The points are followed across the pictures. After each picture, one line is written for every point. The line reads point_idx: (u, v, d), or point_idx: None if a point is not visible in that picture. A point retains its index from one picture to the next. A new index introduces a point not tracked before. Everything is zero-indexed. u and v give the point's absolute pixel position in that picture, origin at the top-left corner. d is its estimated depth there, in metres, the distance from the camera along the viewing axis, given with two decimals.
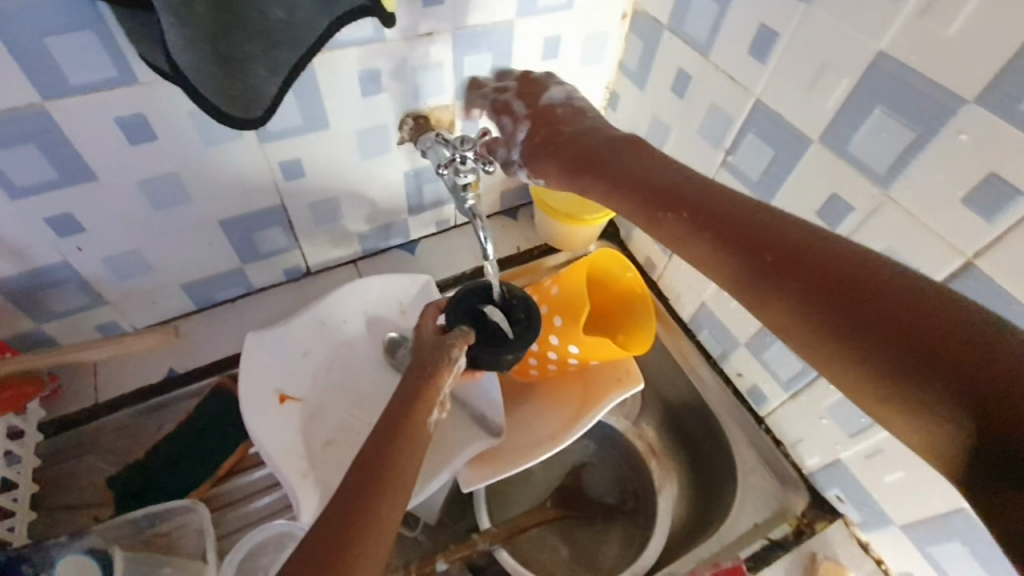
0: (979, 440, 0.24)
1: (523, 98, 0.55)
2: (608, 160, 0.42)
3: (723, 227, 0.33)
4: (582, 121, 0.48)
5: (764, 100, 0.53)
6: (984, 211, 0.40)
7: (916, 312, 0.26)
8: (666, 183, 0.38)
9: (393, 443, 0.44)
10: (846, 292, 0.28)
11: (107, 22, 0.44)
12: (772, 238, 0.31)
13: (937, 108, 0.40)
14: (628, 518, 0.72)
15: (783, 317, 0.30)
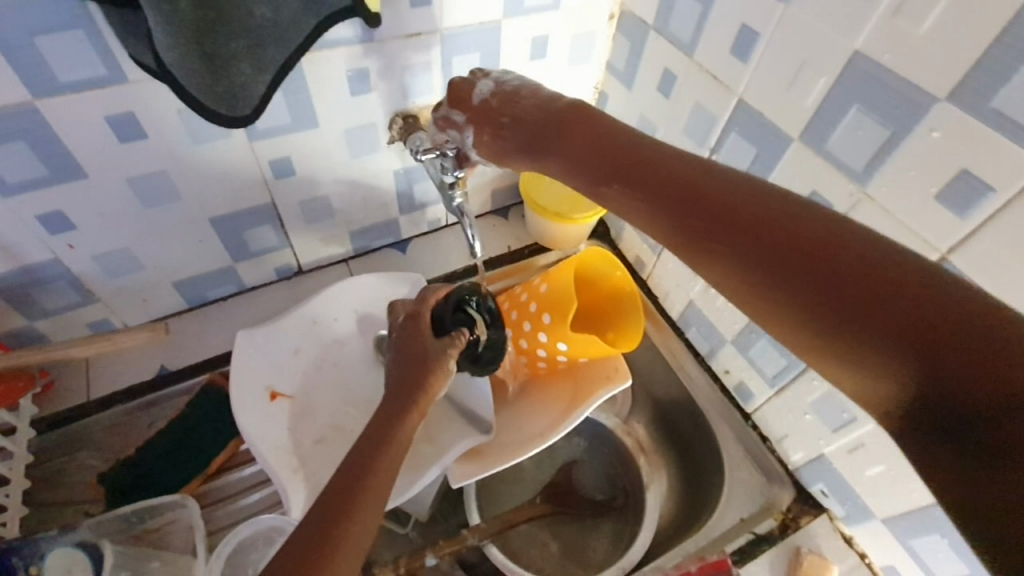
0: (911, 383, 0.26)
1: (454, 105, 0.54)
2: (557, 139, 0.42)
3: (668, 193, 0.35)
4: (523, 95, 0.48)
5: (746, 99, 0.53)
6: (957, 207, 0.41)
7: (846, 270, 0.28)
8: (611, 148, 0.39)
9: (383, 440, 0.44)
10: (784, 249, 0.30)
11: (96, 22, 0.45)
12: (709, 204, 0.33)
13: (911, 106, 0.41)
14: (617, 514, 0.73)
15: (727, 278, 0.32)
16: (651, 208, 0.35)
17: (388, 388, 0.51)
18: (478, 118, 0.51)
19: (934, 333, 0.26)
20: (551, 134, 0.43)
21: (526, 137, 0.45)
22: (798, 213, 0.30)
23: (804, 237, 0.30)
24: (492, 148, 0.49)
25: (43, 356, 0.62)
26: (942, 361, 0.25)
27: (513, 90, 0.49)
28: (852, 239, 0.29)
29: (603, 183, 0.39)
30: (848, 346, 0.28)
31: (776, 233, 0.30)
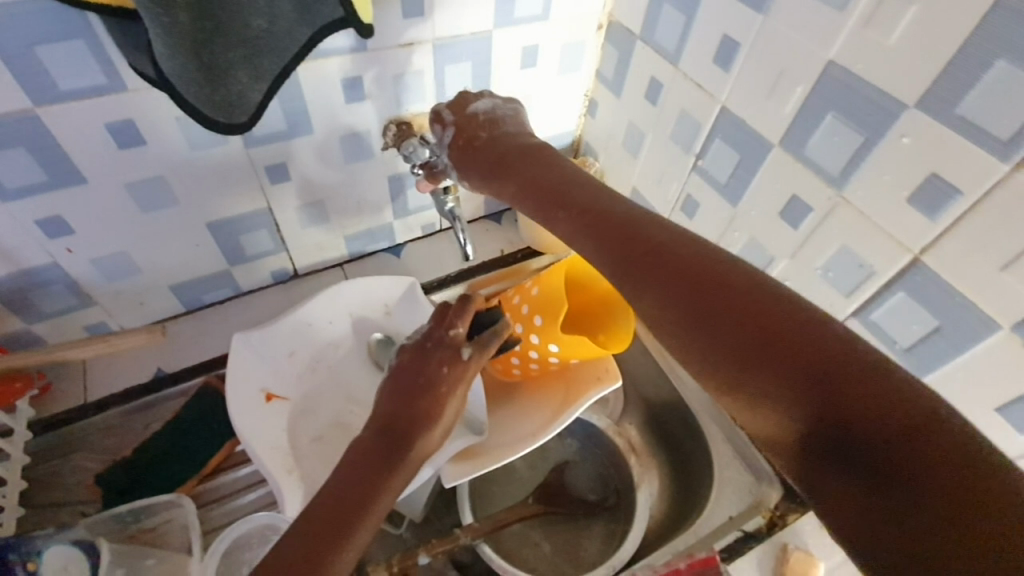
0: (802, 416, 0.28)
1: (452, 106, 0.57)
2: (519, 176, 0.48)
3: (606, 232, 0.39)
4: (505, 130, 0.55)
5: (729, 107, 0.55)
6: (927, 210, 0.42)
7: (747, 308, 0.31)
8: (566, 189, 0.45)
9: (389, 459, 0.45)
10: (693, 285, 0.33)
11: (95, 31, 0.46)
12: (641, 241, 0.37)
13: (884, 113, 0.42)
14: (609, 514, 0.73)
15: (645, 308, 0.35)
16: (590, 242, 0.40)
17: (387, 412, 0.48)
18: (461, 131, 0.55)
19: (818, 370, 0.28)
20: (516, 163, 0.49)
21: (494, 165, 0.51)
22: (713, 258, 0.34)
23: (713, 274, 0.33)
24: (466, 168, 0.54)
25: (44, 357, 0.64)
26: (826, 398, 0.27)
27: (502, 118, 0.56)
28: (754, 283, 0.32)
29: (556, 213, 0.44)
30: (746, 374, 0.30)
31: (691, 271, 0.34)
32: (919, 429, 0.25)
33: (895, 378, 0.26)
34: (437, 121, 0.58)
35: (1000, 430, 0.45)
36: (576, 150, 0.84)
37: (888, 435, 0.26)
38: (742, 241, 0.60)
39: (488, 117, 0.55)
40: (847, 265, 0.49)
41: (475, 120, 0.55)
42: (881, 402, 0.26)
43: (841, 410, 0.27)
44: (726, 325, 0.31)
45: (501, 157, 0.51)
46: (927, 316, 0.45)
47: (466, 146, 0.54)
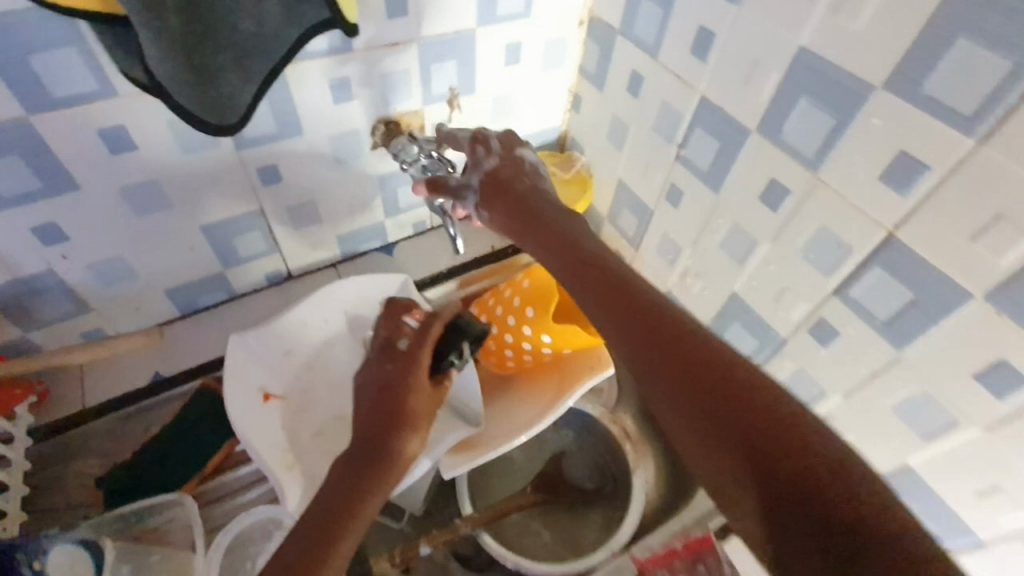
0: (787, 514, 0.31)
1: (501, 139, 0.58)
2: (549, 229, 0.49)
3: (617, 302, 0.41)
4: (544, 181, 0.55)
5: (707, 96, 0.57)
6: (899, 186, 0.43)
7: (744, 406, 0.33)
8: (587, 255, 0.45)
9: (372, 465, 0.48)
10: (698, 375, 0.35)
11: (87, 39, 0.47)
12: (651, 318, 0.39)
13: (854, 95, 0.44)
14: (608, 501, 0.74)
15: (652, 390, 0.37)
16: (602, 314, 0.41)
17: (364, 425, 0.51)
18: (501, 168, 0.56)
19: (799, 473, 0.31)
20: (535, 219, 0.50)
21: (517, 210, 0.52)
22: (719, 351, 0.36)
23: (715, 365, 0.35)
24: (491, 206, 0.55)
25: (41, 363, 0.64)
26: (806, 502, 0.30)
27: (540, 172, 0.56)
28: (754, 385, 0.34)
29: (570, 279, 0.45)
30: (735, 464, 0.33)
31: (697, 362, 0.36)
32: (888, 545, 0.27)
33: (872, 497, 0.29)
34: (474, 147, 0.58)
35: (975, 397, 0.44)
36: (562, 145, 0.85)
37: (857, 546, 0.28)
38: (725, 227, 0.61)
39: (529, 165, 0.56)
40: (826, 245, 0.51)
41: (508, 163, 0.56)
42: (852, 511, 0.29)
43: (824, 516, 0.29)
44: (706, 403, 0.34)
45: (536, 211, 0.51)
46: (903, 290, 0.46)
47: (496, 188, 0.55)
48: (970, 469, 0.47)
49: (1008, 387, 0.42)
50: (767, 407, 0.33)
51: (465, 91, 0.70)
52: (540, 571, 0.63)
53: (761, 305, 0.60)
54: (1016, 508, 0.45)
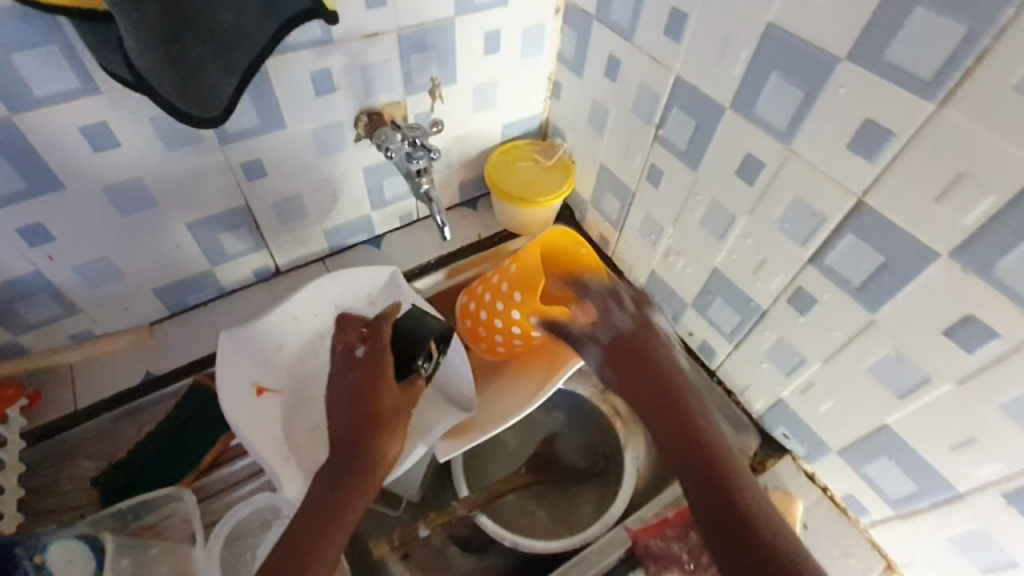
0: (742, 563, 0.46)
1: (636, 300, 0.65)
2: (643, 373, 0.59)
3: (683, 440, 0.54)
4: (668, 339, 0.64)
5: (682, 76, 0.58)
6: (867, 153, 0.45)
7: (742, 530, 0.48)
8: (666, 374, 0.58)
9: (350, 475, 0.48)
10: (719, 483, 0.51)
11: (68, 36, 0.47)
12: (695, 431, 0.54)
13: (821, 67, 0.46)
14: (600, 479, 0.76)
15: (672, 456, 0.54)
16: (667, 442, 0.54)
17: (338, 437, 0.50)
18: (635, 333, 0.62)
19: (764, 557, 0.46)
20: (637, 353, 0.60)
21: (643, 370, 0.59)
22: (734, 469, 0.52)
23: (735, 482, 0.51)
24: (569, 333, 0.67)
25: (34, 361, 0.66)
26: None
27: (665, 341, 0.63)
28: (761, 506, 0.49)
29: (655, 415, 0.56)
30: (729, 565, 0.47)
31: (713, 466, 0.52)
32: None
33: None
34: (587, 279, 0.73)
35: (945, 353, 0.46)
36: (544, 133, 0.87)
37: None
38: (705, 204, 0.63)
39: (659, 333, 0.64)
40: (800, 216, 0.52)
41: (637, 327, 0.63)
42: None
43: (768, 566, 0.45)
44: (725, 519, 0.49)
45: (656, 372, 0.58)
46: (873, 254, 0.48)
47: (625, 346, 0.61)
48: (948, 423, 0.48)
49: (975, 341, 0.43)
50: (760, 522, 0.48)
51: (445, 81, 0.71)
52: (540, 547, 0.64)
53: (741, 278, 0.62)
54: (991, 459, 0.46)
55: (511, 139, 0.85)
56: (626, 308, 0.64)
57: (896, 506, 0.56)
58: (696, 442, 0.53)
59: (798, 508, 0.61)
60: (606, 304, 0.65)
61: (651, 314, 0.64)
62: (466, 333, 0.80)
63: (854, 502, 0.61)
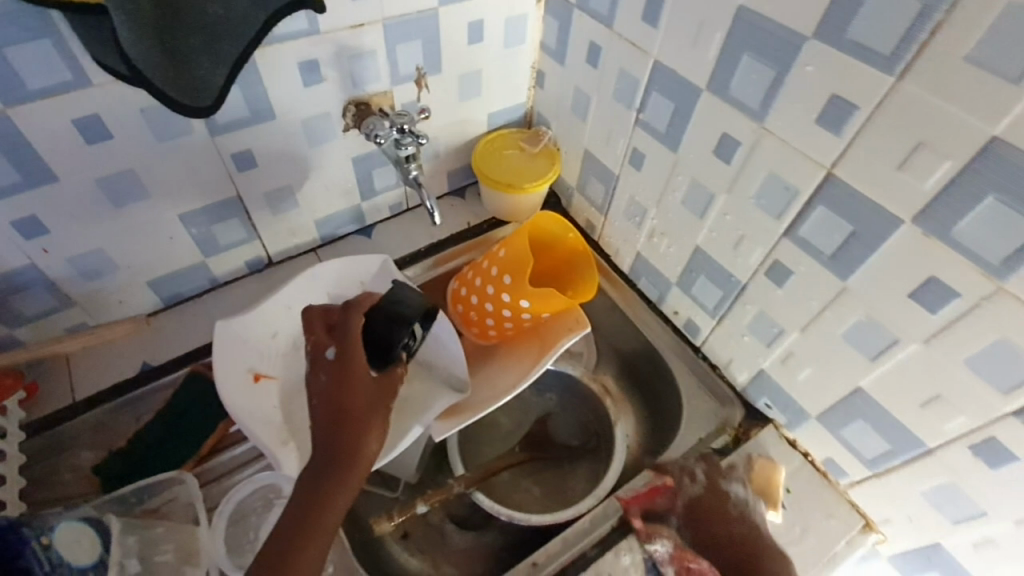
0: None
1: (710, 476, 0.65)
2: (723, 537, 0.61)
3: (724, 543, 0.61)
4: (746, 500, 0.63)
5: (660, 60, 0.61)
6: (834, 127, 0.48)
7: None
8: (727, 525, 0.62)
9: (331, 470, 0.49)
10: None
11: (59, 29, 0.48)
12: (744, 546, 0.60)
13: (789, 46, 0.48)
14: (593, 456, 0.78)
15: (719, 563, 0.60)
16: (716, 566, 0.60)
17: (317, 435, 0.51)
18: (705, 499, 0.63)
19: None
20: (704, 520, 0.62)
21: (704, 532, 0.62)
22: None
23: None
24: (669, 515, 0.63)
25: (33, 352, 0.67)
26: None
27: (746, 507, 0.63)
28: None
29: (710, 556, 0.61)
30: None
31: None
32: None
33: None
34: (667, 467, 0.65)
35: (912, 314, 0.48)
36: (529, 121, 0.89)
37: None
38: (685, 185, 0.65)
39: (736, 497, 0.63)
40: (775, 191, 0.55)
41: (721, 500, 0.63)
42: None
43: None
44: None
45: (736, 537, 0.61)
46: (843, 224, 0.50)
47: (704, 515, 0.63)
48: (917, 381, 0.50)
49: (938, 301, 0.46)
50: None
51: (431, 71, 0.72)
52: (534, 521, 0.66)
53: (721, 255, 0.65)
54: (957, 414, 0.49)
55: (497, 128, 0.86)
56: (700, 478, 0.65)
57: (872, 465, 0.59)
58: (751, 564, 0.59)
59: (781, 476, 0.65)
60: (692, 491, 0.64)
61: (730, 484, 0.64)
62: (459, 318, 0.81)
63: (833, 465, 0.64)
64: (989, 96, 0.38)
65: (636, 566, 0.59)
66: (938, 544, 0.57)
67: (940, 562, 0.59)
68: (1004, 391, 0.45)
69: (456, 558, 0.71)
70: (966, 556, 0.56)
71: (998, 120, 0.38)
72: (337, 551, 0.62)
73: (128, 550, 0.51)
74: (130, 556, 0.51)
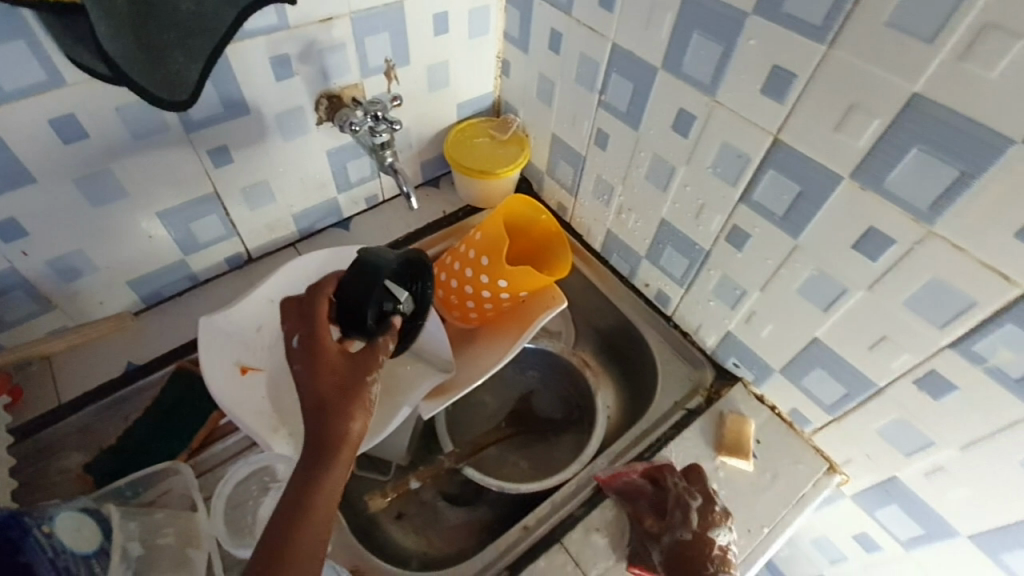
0: None
1: (704, 509, 0.60)
2: None
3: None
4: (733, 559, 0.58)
5: (618, 43, 0.64)
6: (777, 95, 0.52)
7: None
8: None
9: (325, 457, 0.47)
10: None
11: (32, 28, 0.49)
12: None
13: (733, 22, 0.52)
14: (577, 427, 0.82)
15: None
16: None
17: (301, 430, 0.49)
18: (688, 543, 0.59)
19: None
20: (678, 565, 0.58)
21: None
22: None
23: None
24: (640, 512, 0.61)
25: (14, 355, 0.66)
26: None
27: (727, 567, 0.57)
28: None
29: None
30: None
31: None
32: None
33: None
34: (665, 481, 0.63)
35: (857, 264, 0.53)
36: (497, 110, 0.91)
37: None
38: (648, 160, 0.69)
39: (721, 552, 0.58)
40: (729, 159, 0.59)
41: (701, 549, 0.58)
42: None
43: None
44: None
45: None
46: (791, 185, 0.55)
47: (678, 559, 0.58)
48: (865, 325, 0.55)
49: (878, 249, 0.51)
50: None
51: (400, 62, 0.74)
52: (523, 490, 0.68)
53: (685, 225, 0.69)
54: (901, 352, 0.53)
55: (466, 118, 0.89)
56: (689, 524, 0.59)
57: (831, 411, 0.64)
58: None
59: (751, 427, 0.68)
60: (674, 525, 0.59)
61: (719, 533, 0.59)
62: (439, 302, 0.83)
63: (798, 415, 0.68)
64: (908, 56, 0.42)
65: (621, 521, 0.63)
66: (894, 478, 0.62)
67: (898, 495, 0.64)
68: (941, 325, 0.49)
69: (450, 532, 0.73)
70: (919, 486, 0.61)
71: (916, 78, 0.43)
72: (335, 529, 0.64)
73: (130, 535, 0.52)
74: (132, 541, 0.52)
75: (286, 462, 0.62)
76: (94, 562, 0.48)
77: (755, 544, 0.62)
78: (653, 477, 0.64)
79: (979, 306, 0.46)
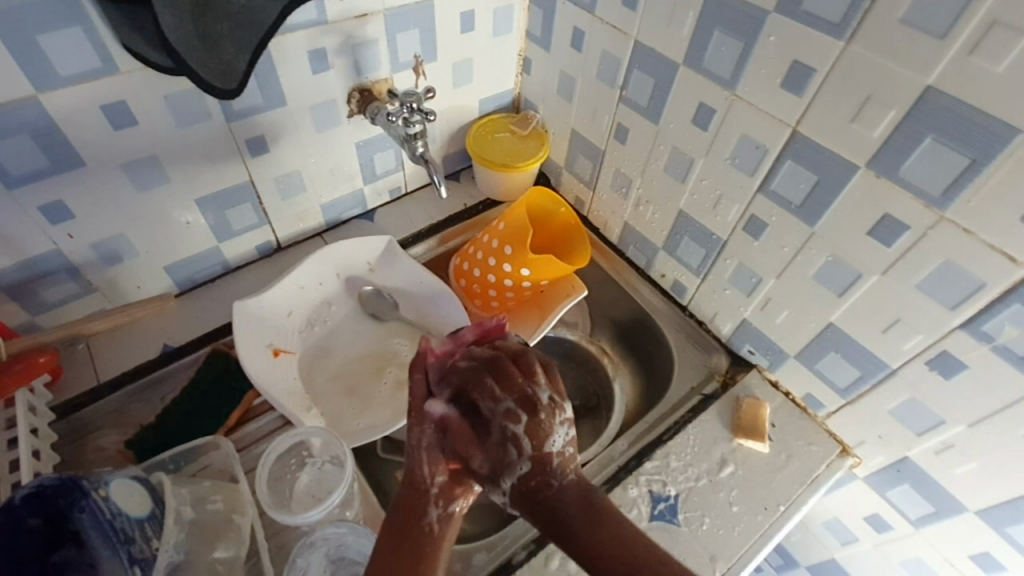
0: None
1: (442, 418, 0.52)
2: (544, 491, 0.49)
3: (533, 489, 0.49)
4: (575, 472, 0.51)
5: (640, 41, 0.67)
6: (797, 89, 0.55)
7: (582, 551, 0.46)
8: (550, 479, 0.50)
9: (407, 510, 0.49)
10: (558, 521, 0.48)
11: (92, 18, 0.52)
12: (550, 488, 0.49)
13: (754, 19, 0.55)
14: (593, 412, 0.86)
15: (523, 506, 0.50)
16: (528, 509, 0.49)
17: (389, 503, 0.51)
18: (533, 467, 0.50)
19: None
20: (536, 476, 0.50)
21: (527, 481, 0.50)
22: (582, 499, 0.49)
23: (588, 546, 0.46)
24: (471, 439, 0.51)
25: (62, 332, 0.68)
26: None
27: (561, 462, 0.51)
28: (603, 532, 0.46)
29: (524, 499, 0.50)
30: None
31: (551, 524, 0.48)
32: None
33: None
34: (486, 392, 0.53)
35: (871, 248, 0.55)
36: (517, 107, 0.94)
37: None
38: (667, 153, 0.71)
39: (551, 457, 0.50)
40: (748, 150, 0.62)
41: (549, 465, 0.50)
42: None
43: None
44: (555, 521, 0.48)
45: (560, 503, 0.49)
46: (808, 174, 0.57)
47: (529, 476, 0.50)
48: (879, 309, 0.58)
49: (893, 235, 0.53)
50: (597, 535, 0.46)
51: (428, 58, 0.77)
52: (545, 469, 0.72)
53: (702, 215, 0.71)
54: (913, 333, 0.56)
55: (488, 114, 0.92)
56: (520, 450, 0.50)
57: (845, 394, 0.66)
58: (554, 509, 0.48)
59: (766, 410, 0.71)
60: (503, 456, 0.50)
61: (556, 440, 0.51)
62: (462, 292, 0.86)
63: (812, 399, 0.71)
64: (920, 51, 0.45)
65: (643, 497, 0.65)
66: (906, 457, 0.65)
67: (909, 474, 0.66)
68: (950, 306, 0.52)
69: (473, 512, 0.75)
70: (929, 464, 0.63)
71: (929, 72, 0.45)
72: (366, 506, 0.66)
73: (182, 499, 0.55)
74: (184, 506, 0.55)
75: (319, 435, 0.62)
76: (147, 525, 0.50)
77: (771, 521, 0.64)
78: (471, 377, 0.54)
79: (988, 287, 0.49)
